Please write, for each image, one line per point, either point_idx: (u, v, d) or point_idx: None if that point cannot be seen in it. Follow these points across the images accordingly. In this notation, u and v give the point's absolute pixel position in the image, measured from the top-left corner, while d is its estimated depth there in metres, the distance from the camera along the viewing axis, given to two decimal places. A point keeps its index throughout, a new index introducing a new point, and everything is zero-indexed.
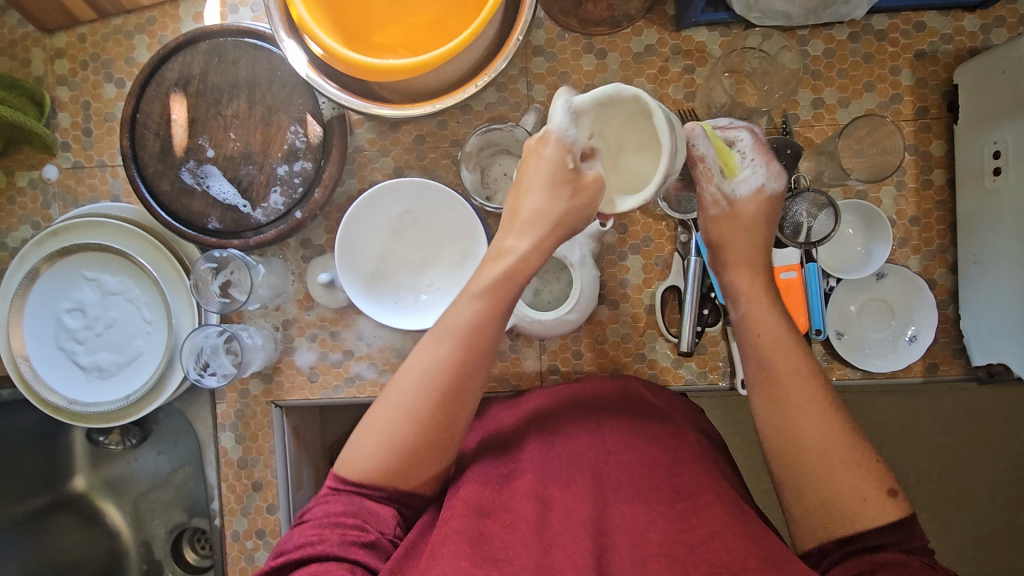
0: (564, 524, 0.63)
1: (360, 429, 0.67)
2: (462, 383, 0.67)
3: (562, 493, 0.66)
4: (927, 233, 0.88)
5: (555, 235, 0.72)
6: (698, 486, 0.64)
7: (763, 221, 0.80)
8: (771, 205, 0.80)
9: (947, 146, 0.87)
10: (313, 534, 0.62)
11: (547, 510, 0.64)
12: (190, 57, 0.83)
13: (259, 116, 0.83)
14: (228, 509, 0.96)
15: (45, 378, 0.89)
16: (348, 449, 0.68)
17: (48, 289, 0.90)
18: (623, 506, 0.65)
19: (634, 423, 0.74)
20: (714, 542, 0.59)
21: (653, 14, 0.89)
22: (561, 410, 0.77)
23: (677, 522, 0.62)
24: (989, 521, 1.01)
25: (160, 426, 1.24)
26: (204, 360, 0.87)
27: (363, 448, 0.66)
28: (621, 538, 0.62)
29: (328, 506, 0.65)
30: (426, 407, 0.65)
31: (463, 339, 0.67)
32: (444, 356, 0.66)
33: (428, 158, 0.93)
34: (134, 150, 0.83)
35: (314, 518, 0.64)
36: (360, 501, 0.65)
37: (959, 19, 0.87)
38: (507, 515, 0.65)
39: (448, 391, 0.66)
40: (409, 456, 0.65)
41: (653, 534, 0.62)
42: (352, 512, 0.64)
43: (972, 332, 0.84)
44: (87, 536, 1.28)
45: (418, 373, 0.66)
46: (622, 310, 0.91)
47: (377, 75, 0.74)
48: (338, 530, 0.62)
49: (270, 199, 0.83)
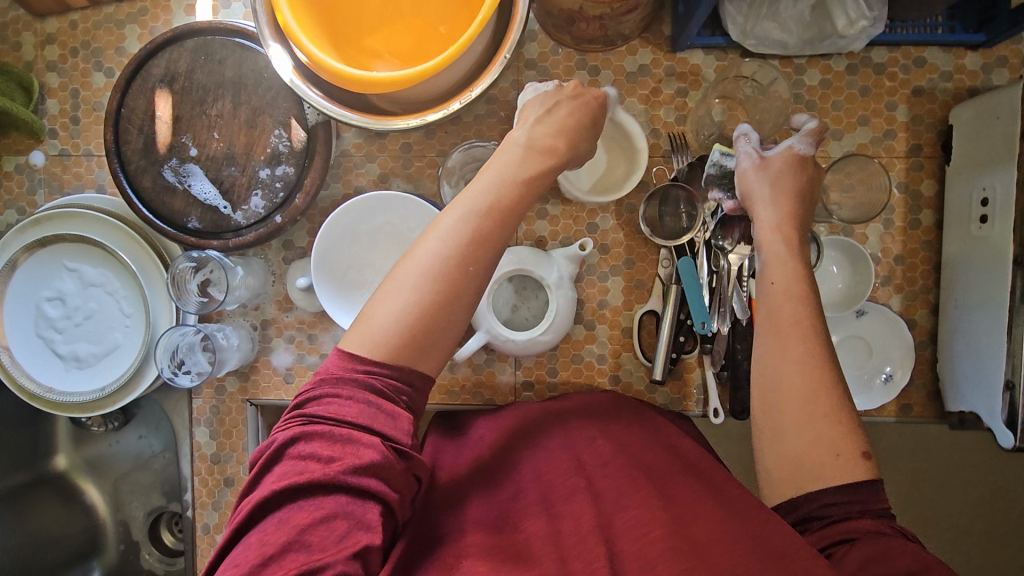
0: (577, 533, 0.61)
1: (372, 299, 0.59)
2: (491, 254, 0.60)
3: (570, 507, 0.64)
4: (911, 272, 0.87)
5: (577, 150, 0.70)
6: (694, 496, 0.62)
7: (796, 177, 0.75)
8: (804, 166, 0.75)
9: (937, 186, 0.86)
10: (325, 446, 0.52)
11: (557, 523, 0.63)
12: (176, 54, 0.82)
13: (244, 117, 0.83)
14: (200, 503, 0.97)
15: (23, 365, 0.90)
16: (356, 323, 0.58)
17: (29, 277, 0.90)
18: (626, 514, 0.61)
19: (626, 437, 0.74)
20: (713, 548, 0.55)
21: (649, 33, 0.88)
22: (557, 428, 0.77)
23: (674, 520, 0.59)
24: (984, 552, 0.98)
25: (142, 411, 1.25)
26: (179, 358, 0.87)
27: (367, 336, 0.57)
28: (628, 540, 0.58)
29: (342, 410, 0.54)
30: (453, 271, 0.58)
31: (497, 211, 0.61)
32: (476, 224, 0.60)
33: (414, 166, 0.92)
34: (117, 145, 0.83)
35: (325, 423, 0.54)
36: (380, 407, 0.55)
37: (961, 57, 0.85)
38: (518, 533, 0.64)
39: (476, 260, 0.59)
40: (419, 331, 0.57)
41: (656, 531, 0.58)
42: (367, 426, 0.53)
43: (948, 379, 0.83)
44: (66, 513, 1.28)
45: (445, 238, 0.59)
46: (599, 331, 0.91)
47: (360, 86, 0.73)
48: (351, 449, 0.53)
49: (251, 202, 0.83)
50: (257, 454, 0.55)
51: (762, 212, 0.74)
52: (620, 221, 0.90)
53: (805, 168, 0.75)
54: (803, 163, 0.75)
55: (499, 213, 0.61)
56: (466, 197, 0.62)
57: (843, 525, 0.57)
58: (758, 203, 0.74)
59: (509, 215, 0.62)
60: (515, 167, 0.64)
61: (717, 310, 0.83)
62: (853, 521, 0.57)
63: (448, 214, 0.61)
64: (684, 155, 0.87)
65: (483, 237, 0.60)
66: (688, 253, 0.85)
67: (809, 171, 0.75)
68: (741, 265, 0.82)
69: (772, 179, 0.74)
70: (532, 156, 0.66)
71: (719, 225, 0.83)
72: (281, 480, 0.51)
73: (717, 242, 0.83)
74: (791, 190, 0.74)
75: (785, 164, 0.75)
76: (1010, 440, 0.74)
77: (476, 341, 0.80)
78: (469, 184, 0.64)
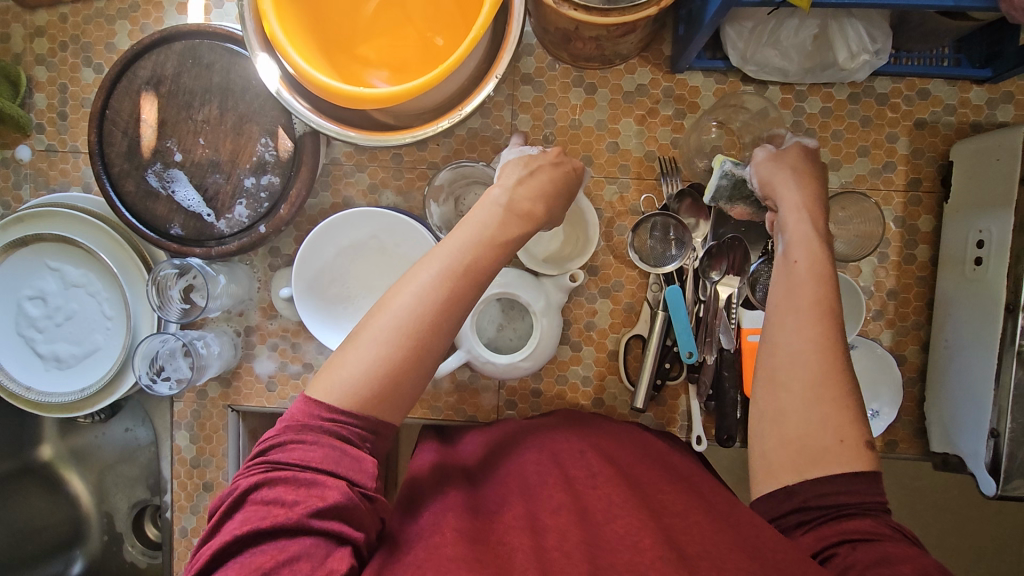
0: (562, 552, 0.57)
1: (341, 349, 0.58)
2: (460, 315, 0.60)
3: (555, 521, 0.61)
4: (904, 308, 0.85)
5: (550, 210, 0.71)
6: (683, 511, 0.61)
7: (809, 165, 0.73)
8: (812, 156, 0.74)
9: (935, 222, 0.85)
10: (287, 490, 0.52)
11: (541, 538, 0.59)
12: (164, 56, 0.81)
13: (231, 124, 0.81)
14: (178, 506, 0.97)
15: (3, 363, 0.89)
16: (326, 371, 0.58)
17: (11, 275, 0.89)
18: (615, 525, 0.59)
19: (613, 452, 0.72)
20: (704, 560, 0.54)
21: (648, 52, 0.86)
22: (543, 445, 0.75)
23: (663, 531, 0.57)
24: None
25: (127, 405, 1.25)
26: (159, 364, 0.87)
27: (334, 383, 0.56)
28: (615, 553, 0.56)
29: (305, 455, 0.54)
30: (422, 331, 0.58)
31: (467, 273, 0.60)
32: (445, 285, 0.59)
33: (405, 177, 0.91)
34: (101, 147, 0.82)
35: (288, 468, 0.53)
36: (342, 449, 0.55)
37: (966, 91, 0.83)
38: (501, 546, 0.59)
39: (444, 321, 0.59)
40: (387, 384, 0.56)
41: (646, 541, 0.56)
42: (331, 467, 0.53)
43: (935, 418, 0.82)
44: (50, 504, 1.28)
45: (416, 295, 0.58)
46: (585, 353, 0.90)
47: (347, 101, 0.72)
48: (315, 492, 0.52)
49: (235, 210, 0.82)
50: (215, 505, 0.54)
51: (785, 194, 0.71)
52: (609, 244, 0.88)
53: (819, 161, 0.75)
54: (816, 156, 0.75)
55: (475, 268, 0.61)
56: (442, 249, 0.61)
57: (843, 526, 0.56)
58: (780, 186, 0.71)
59: (486, 269, 0.62)
60: (490, 227, 0.64)
61: (704, 339, 0.82)
62: (852, 521, 0.55)
63: (422, 264, 0.61)
64: (674, 179, 0.86)
65: (457, 292, 0.59)
66: (677, 281, 0.84)
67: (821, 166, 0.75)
68: (729, 295, 0.81)
69: (790, 166, 0.73)
70: (509, 221, 0.65)
71: (708, 257, 0.81)
72: (246, 527, 0.50)
73: (704, 271, 0.82)
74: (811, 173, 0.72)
75: (799, 155, 0.74)
76: (992, 487, 0.73)
77: (456, 360, 0.79)
78: (446, 237, 0.63)
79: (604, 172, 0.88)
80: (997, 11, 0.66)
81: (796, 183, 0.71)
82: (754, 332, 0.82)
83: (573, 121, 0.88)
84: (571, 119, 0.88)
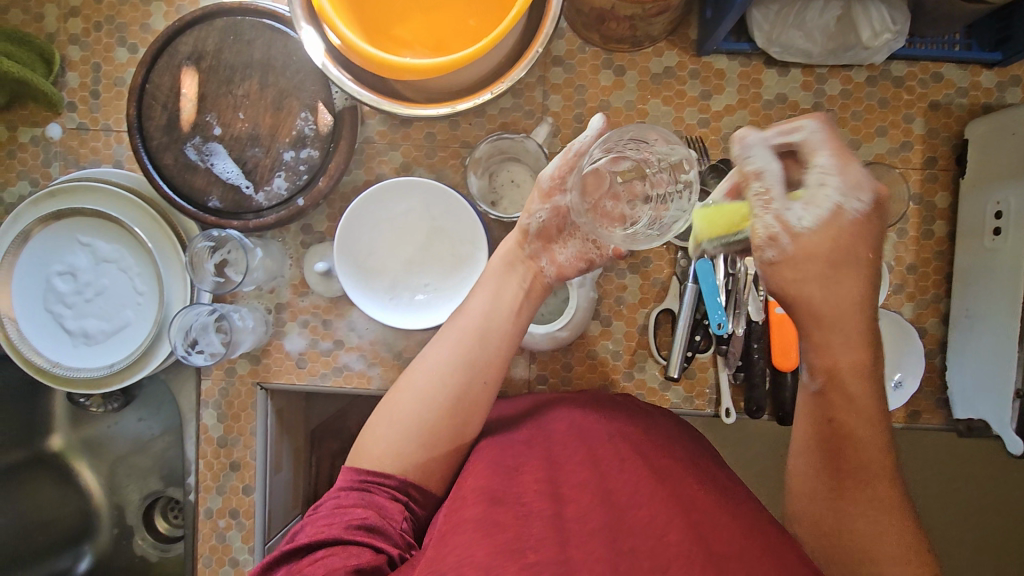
0: (581, 530, 0.60)
1: (378, 416, 0.72)
2: (470, 375, 0.71)
3: (576, 495, 0.64)
4: (923, 282, 0.89)
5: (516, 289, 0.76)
6: (713, 508, 0.62)
7: (848, 254, 0.57)
8: (856, 233, 0.57)
9: (951, 198, 0.88)
10: (324, 522, 0.64)
11: (560, 507, 0.63)
12: (205, 32, 0.82)
13: (271, 99, 0.82)
14: (204, 486, 0.96)
15: (30, 339, 0.88)
16: (367, 437, 0.71)
17: (42, 249, 0.89)
18: (639, 511, 0.61)
19: (640, 436, 0.73)
20: (735, 560, 0.54)
21: (675, 36, 0.89)
22: (573, 414, 0.77)
23: (691, 527, 0.58)
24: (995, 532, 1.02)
25: (143, 394, 1.23)
26: (193, 336, 0.87)
27: (373, 448, 0.70)
28: (638, 539, 0.58)
29: (338, 501, 0.67)
30: (437, 392, 0.70)
31: (470, 334, 0.73)
32: (452, 347, 0.72)
33: (438, 156, 0.93)
34: (140, 120, 0.82)
35: (327, 510, 0.66)
36: (370, 496, 0.66)
37: (977, 74, 0.87)
38: (518, 506, 0.63)
39: (455, 382, 0.71)
40: (416, 443, 0.69)
41: (671, 534, 0.58)
42: (361, 504, 0.66)
43: (958, 387, 0.85)
44: (61, 495, 1.26)
45: (431, 365, 0.72)
46: (614, 327, 0.91)
47: (393, 72, 0.73)
48: (346, 518, 0.64)
49: (274, 183, 0.83)
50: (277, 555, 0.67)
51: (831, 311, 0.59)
52: None
53: (874, 221, 0.58)
54: (865, 219, 0.57)
55: (479, 333, 0.73)
56: (457, 320, 0.74)
57: None
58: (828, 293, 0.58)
59: (494, 331, 0.73)
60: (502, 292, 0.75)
61: (733, 312, 0.84)
62: None
63: (441, 337, 0.74)
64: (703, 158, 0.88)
65: (467, 359, 0.72)
66: None
67: (871, 234, 0.58)
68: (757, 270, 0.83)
69: (809, 267, 0.57)
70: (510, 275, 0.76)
71: None
72: (293, 551, 0.62)
73: None
74: (852, 300, 0.58)
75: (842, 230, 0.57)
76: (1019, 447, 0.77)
77: None
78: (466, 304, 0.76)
79: None
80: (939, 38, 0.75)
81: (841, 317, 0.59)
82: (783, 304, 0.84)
83: (602, 101, 0.91)
84: (600, 99, 0.91)
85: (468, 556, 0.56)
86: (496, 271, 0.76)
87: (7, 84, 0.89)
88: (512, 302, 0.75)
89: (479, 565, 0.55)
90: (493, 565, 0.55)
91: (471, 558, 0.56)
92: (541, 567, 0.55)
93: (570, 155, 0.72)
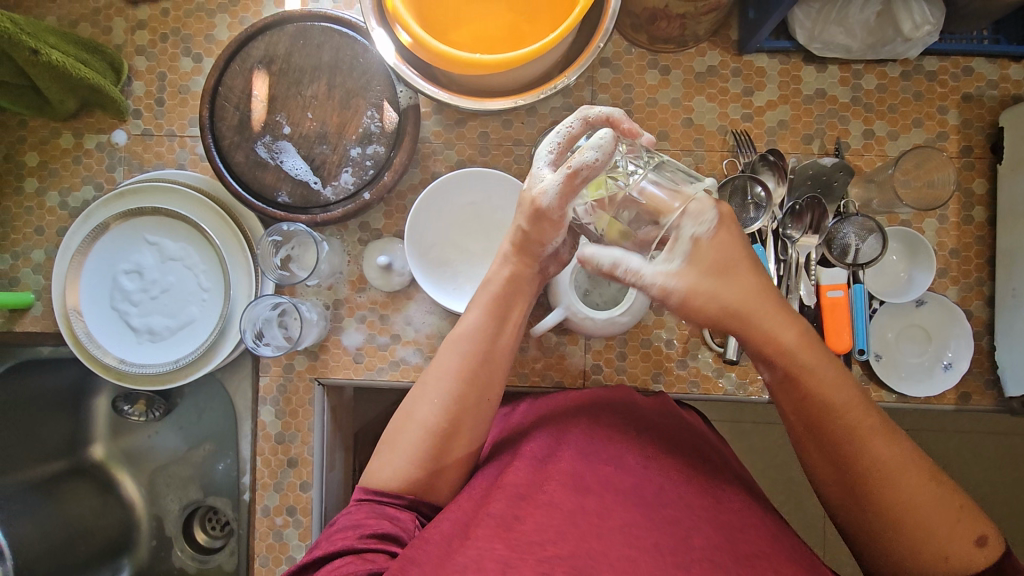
0: (602, 524, 0.60)
1: (384, 444, 0.69)
2: (475, 396, 0.69)
3: (600, 489, 0.63)
4: (966, 265, 0.91)
5: (514, 308, 0.73)
6: (742, 507, 0.63)
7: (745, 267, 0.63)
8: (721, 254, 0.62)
9: (989, 185, 0.92)
10: (336, 536, 0.63)
11: (582, 498, 0.62)
12: (276, 38, 0.86)
13: (338, 99, 0.87)
14: (261, 484, 0.95)
15: (97, 337, 0.91)
16: (373, 461, 0.69)
17: (112, 248, 0.93)
18: (666, 510, 0.61)
19: (671, 435, 0.71)
20: (761, 559, 0.57)
21: (717, 37, 0.94)
22: (596, 398, 0.75)
23: (718, 530, 0.60)
24: (992, 493, 1.18)
25: (184, 402, 1.14)
26: (259, 329, 0.90)
27: (379, 471, 0.67)
28: (662, 536, 0.59)
29: (349, 515, 0.65)
30: (439, 418, 0.67)
31: (471, 352, 0.69)
32: (453, 368, 0.69)
33: (491, 154, 0.95)
34: (212, 121, 0.86)
35: (339, 523, 0.65)
36: (382, 507, 0.65)
37: (1005, 67, 0.92)
38: (541, 497, 0.62)
39: (461, 405, 0.68)
40: (424, 467, 0.67)
41: (695, 537, 0.59)
42: (373, 515, 0.64)
43: (1008, 364, 0.88)
44: (101, 505, 1.21)
45: (434, 391, 0.68)
46: (667, 316, 0.93)
47: (462, 67, 0.73)
48: (359, 529, 0.63)
49: (341, 178, 0.87)
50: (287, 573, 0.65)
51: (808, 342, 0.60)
52: None
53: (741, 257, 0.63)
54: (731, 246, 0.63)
55: (481, 353, 0.70)
56: (459, 339, 0.70)
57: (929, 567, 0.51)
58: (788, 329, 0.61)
59: (499, 350, 0.71)
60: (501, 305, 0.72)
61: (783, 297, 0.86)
62: None
63: (438, 360, 0.71)
64: (750, 151, 0.92)
65: (472, 379, 0.69)
66: (758, 241, 0.87)
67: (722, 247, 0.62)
68: (808, 253, 0.86)
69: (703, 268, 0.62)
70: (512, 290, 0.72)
71: (789, 214, 0.86)
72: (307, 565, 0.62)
73: (785, 229, 0.86)
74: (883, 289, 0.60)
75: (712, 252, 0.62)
76: None
77: (555, 317, 0.82)
78: (461, 319, 0.72)
79: (679, 146, 0.94)
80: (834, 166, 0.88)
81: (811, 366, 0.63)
82: (834, 288, 0.85)
83: (649, 99, 0.95)
84: (647, 97, 0.95)
85: (489, 550, 0.58)
86: (500, 291, 0.72)
87: (80, 91, 0.92)
88: (514, 317, 0.73)
89: (499, 558, 0.57)
90: (511, 559, 0.57)
91: (491, 551, 0.58)
92: (558, 561, 0.57)
93: (576, 176, 0.61)
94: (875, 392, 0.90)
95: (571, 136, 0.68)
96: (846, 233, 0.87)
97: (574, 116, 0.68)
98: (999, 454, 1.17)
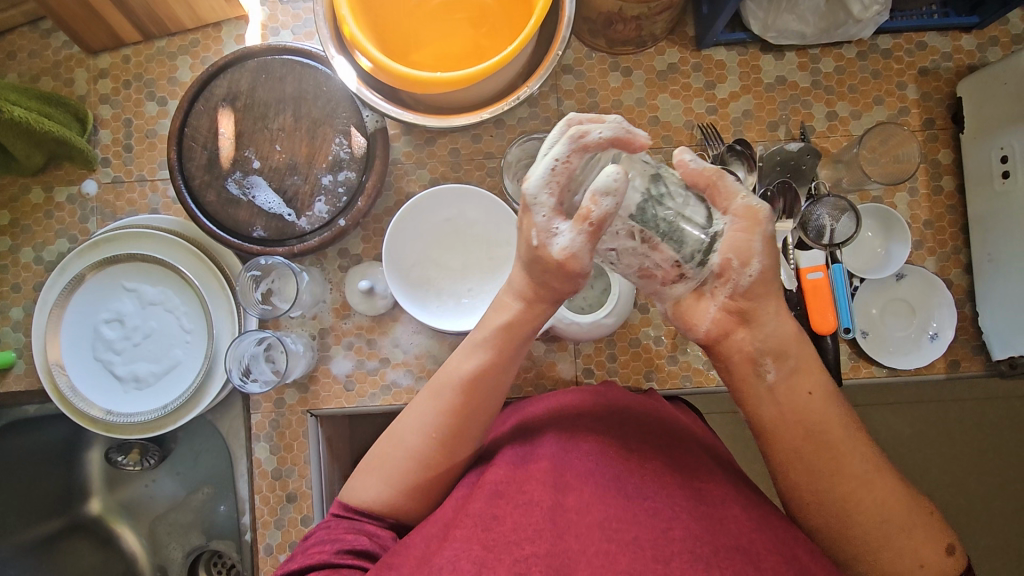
0: (579, 522, 0.58)
1: (363, 464, 0.68)
2: (461, 434, 0.67)
3: (579, 483, 0.61)
4: (941, 235, 0.92)
5: (511, 354, 0.67)
6: (724, 498, 0.61)
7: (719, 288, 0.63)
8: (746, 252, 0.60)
9: (954, 155, 0.93)
10: (312, 550, 0.62)
11: (561, 495, 0.61)
12: (238, 75, 0.87)
13: (306, 129, 0.87)
14: (262, 522, 0.94)
15: (82, 390, 0.91)
16: (352, 482, 0.68)
17: (90, 298, 0.92)
18: (646, 502, 0.60)
19: (654, 426, 0.69)
20: (740, 552, 0.56)
21: (674, 35, 0.96)
22: (585, 394, 0.73)
23: (699, 521, 0.58)
24: (997, 458, 1.19)
25: (179, 447, 1.12)
26: (246, 365, 0.89)
27: (360, 494, 0.67)
28: (643, 530, 0.57)
29: (326, 530, 0.65)
30: (425, 457, 0.66)
31: (461, 394, 0.66)
32: (441, 408, 0.66)
33: (463, 169, 0.96)
34: (181, 162, 0.86)
35: (315, 538, 0.64)
36: (359, 524, 0.65)
37: (957, 39, 0.94)
38: (520, 496, 0.61)
39: (446, 444, 0.66)
40: (410, 496, 0.67)
41: (676, 528, 0.57)
42: (350, 530, 0.64)
43: (991, 328, 0.88)
44: (103, 560, 1.18)
45: (420, 427, 0.66)
46: (652, 313, 0.93)
47: (424, 87, 0.73)
48: (335, 543, 0.62)
49: (315, 207, 0.87)
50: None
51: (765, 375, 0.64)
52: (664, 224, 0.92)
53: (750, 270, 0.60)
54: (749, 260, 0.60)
55: (484, 387, 0.67)
56: (450, 380, 0.67)
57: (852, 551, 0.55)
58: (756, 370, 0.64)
59: (494, 393, 0.67)
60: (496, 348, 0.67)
61: None
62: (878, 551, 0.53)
63: (432, 389, 0.68)
64: (717, 142, 0.93)
65: (463, 418, 0.66)
66: None
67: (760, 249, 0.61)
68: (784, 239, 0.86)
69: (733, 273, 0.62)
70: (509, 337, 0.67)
71: None
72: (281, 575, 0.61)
73: None
74: None
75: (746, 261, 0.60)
76: None
77: (541, 325, 0.82)
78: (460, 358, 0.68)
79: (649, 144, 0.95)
80: (800, 153, 0.90)
81: (796, 345, 0.63)
82: (813, 270, 0.84)
83: (614, 102, 0.96)
84: (612, 99, 0.96)
85: (465, 550, 0.57)
86: (505, 338, 0.67)
87: (46, 145, 0.92)
88: (522, 358, 0.69)
89: (475, 558, 0.56)
90: (486, 560, 0.56)
91: (467, 552, 0.57)
92: (534, 560, 0.56)
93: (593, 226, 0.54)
94: (865, 368, 0.90)
95: (570, 172, 0.56)
96: (821, 214, 0.88)
97: (564, 144, 0.55)
98: (997, 417, 1.18)
